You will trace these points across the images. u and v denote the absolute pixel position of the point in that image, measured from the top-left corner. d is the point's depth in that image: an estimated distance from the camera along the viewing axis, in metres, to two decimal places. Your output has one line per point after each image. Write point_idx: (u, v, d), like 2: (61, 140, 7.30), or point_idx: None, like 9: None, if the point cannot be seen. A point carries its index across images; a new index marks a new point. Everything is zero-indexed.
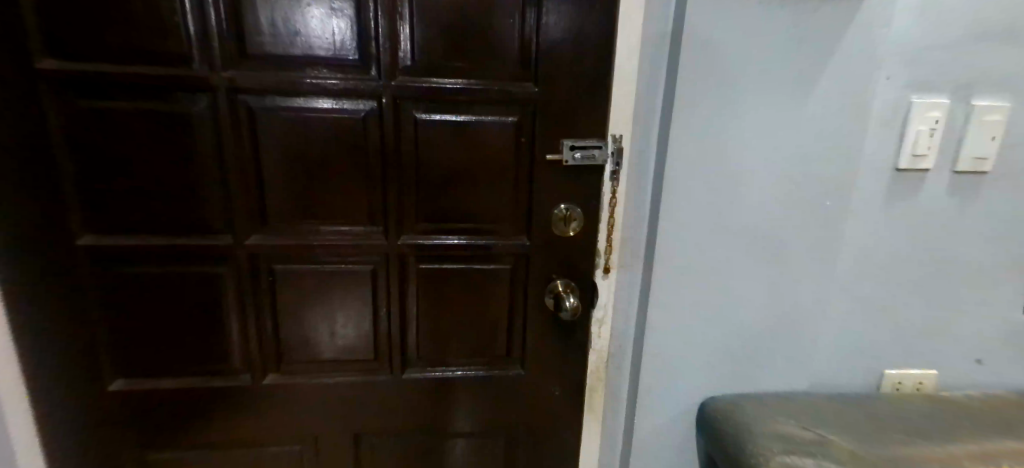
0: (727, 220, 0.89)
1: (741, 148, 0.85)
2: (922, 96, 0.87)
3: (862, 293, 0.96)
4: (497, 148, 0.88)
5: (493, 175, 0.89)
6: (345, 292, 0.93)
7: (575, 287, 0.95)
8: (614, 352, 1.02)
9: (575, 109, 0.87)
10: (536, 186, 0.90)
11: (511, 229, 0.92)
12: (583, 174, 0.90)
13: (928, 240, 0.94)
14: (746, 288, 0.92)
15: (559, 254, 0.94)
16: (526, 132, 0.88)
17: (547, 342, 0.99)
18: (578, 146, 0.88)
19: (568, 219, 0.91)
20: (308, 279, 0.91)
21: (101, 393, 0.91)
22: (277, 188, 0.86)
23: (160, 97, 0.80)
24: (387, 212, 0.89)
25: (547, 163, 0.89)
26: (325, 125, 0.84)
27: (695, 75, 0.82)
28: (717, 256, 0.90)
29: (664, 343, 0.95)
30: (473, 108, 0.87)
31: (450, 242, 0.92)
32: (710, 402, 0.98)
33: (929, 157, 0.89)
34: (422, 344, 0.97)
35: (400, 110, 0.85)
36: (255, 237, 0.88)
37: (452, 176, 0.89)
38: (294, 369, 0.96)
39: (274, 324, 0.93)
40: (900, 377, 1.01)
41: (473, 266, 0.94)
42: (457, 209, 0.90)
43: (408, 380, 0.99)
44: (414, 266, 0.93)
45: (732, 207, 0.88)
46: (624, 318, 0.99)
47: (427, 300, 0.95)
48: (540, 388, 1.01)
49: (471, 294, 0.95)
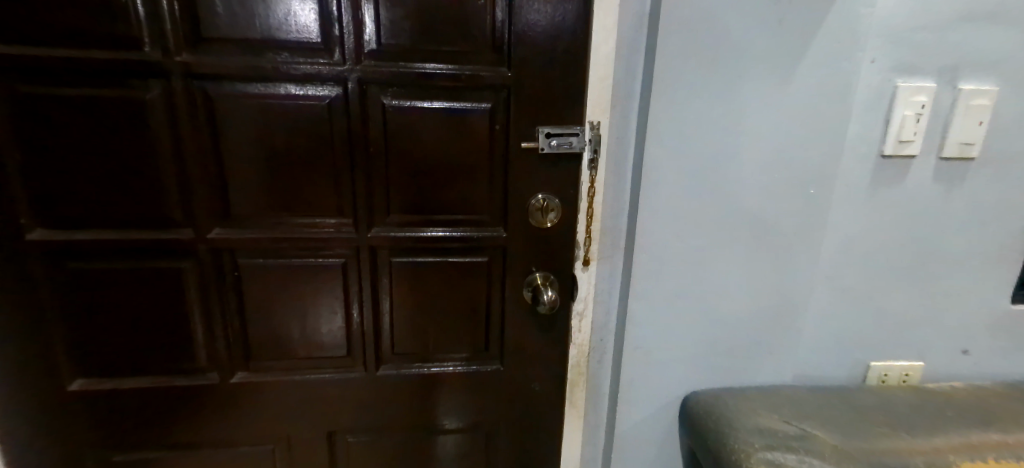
0: (709, 208, 0.86)
1: (722, 135, 0.82)
2: (907, 80, 0.84)
3: (847, 283, 0.94)
4: (470, 136, 0.85)
5: (467, 164, 0.86)
6: (314, 288, 0.89)
7: (553, 280, 0.92)
8: (595, 346, 0.99)
9: (551, 94, 0.83)
10: (512, 175, 0.87)
11: (487, 220, 0.89)
12: (561, 161, 0.86)
13: (913, 228, 0.91)
14: (728, 280, 0.90)
15: (538, 246, 0.90)
16: (500, 119, 0.84)
17: (526, 336, 0.96)
18: (554, 133, 0.84)
19: (546, 209, 0.88)
20: (275, 274, 0.88)
21: (60, 394, 0.87)
22: (240, 179, 0.82)
23: (111, 83, 0.76)
24: (356, 203, 0.86)
25: (523, 150, 0.85)
26: (289, 113, 0.80)
27: (674, 56, 0.78)
28: (699, 246, 0.88)
29: (646, 337, 0.92)
30: (444, 93, 0.83)
31: (423, 234, 0.88)
32: (692, 395, 0.95)
33: (916, 142, 0.86)
34: (397, 340, 0.94)
35: (367, 95, 0.82)
36: (219, 230, 0.84)
37: (424, 166, 0.85)
38: (264, 367, 0.92)
39: (241, 321, 0.89)
40: (886, 368, 1.00)
41: (449, 259, 0.91)
42: (430, 200, 0.87)
43: (382, 377, 0.96)
44: (387, 259, 0.90)
45: (714, 196, 0.85)
46: (604, 311, 0.96)
47: (401, 294, 0.92)
48: (519, 383, 0.98)
49: (447, 288, 0.92)
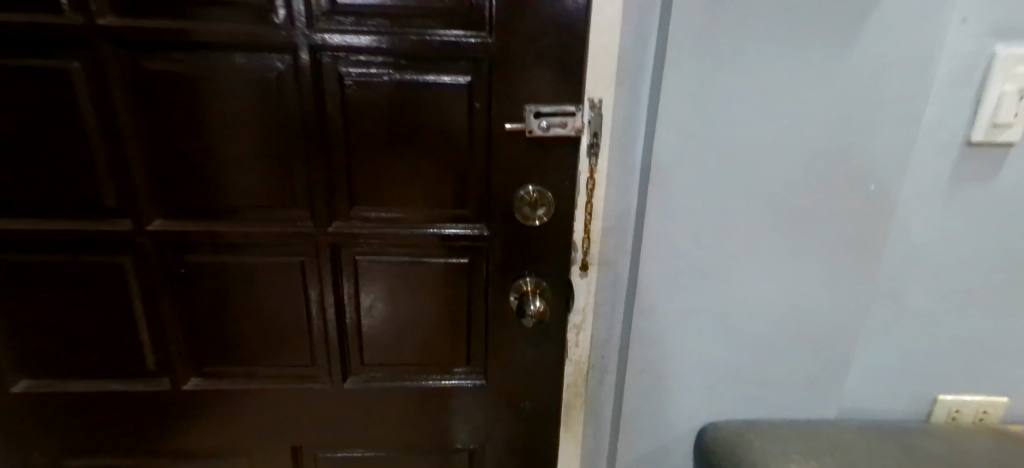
0: (736, 207, 0.69)
1: (758, 118, 0.65)
2: (1012, 45, 0.64)
3: (912, 303, 0.76)
4: (446, 117, 0.70)
5: (442, 151, 0.72)
6: (272, 289, 0.79)
7: (546, 288, 0.78)
8: (595, 363, 0.85)
9: (543, 64, 0.68)
10: (496, 162, 0.72)
11: (467, 215, 0.76)
12: (555, 146, 0.71)
13: (1005, 236, 0.72)
14: (759, 293, 0.74)
15: (527, 247, 0.76)
16: (481, 95, 0.70)
17: (514, 350, 0.82)
18: (545, 113, 0.69)
19: (536, 203, 0.74)
20: (228, 273, 0.77)
21: (5, 394, 0.81)
22: (179, 165, 0.71)
23: (28, 51, 0.65)
24: (314, 194, 0.74)
25: (508, 133, 0.71)
26: (233, 87, 0.68)
27: (701, 14, 0.61)
28: (721, 253, 0.72)
29: (655, 359, 0.77)
30: (414, 63, 0.68)
31: (393, 232, 0.76)
32: (709, 428, 0.80)
33: (1015, 126, 0.67)
34: (367, 350, 0.83)
35: (321, 67, 0.68)
36: (161, 221, 0.74)
37: (391, 152, 0.72)
38: (219, 374, 0.83)
39: (191, 323, 0.80)
40: (957, 405, 0.81)
41: (423, 260, 0.78)
42: (400, 191, 0.74)
43: (350, 391, 0.85)
44: (351, 258, 0.78)
45: (742, 192, 0.69)
46: (607, 325, 0.81)
47: (371, 298, 0.80)
48: (507, 405, 0.85)
49: (422, 293, 0.80)
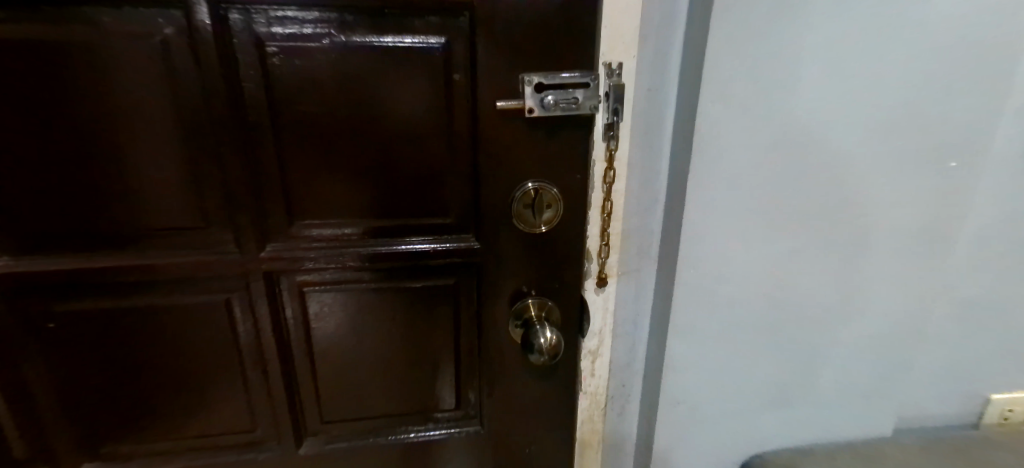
0: (793, 198, 0.55)
1: (824, 82, 0.50)
2: None
3: (973, 296, 0.65)
4: (415, 96, 0.52)
5: (412, 142, 0.53)
6: (188, 340, 0.58)
7: (553, 310, 0.62)
8: (614, 394, 0.71)
9: (544, 17, 0.50)
10: (484, 154, 0.55)
11: (450, 225, 0.58)
12: (561, 129, 0.54)
13: None
14: (814, 299, 0.60)
15: (529, 261, 0.60)
16: (460, 64, 0.51)
17: (516, 388, 0.66)
18: (548, 85, 0.52)
19: (540, 204, 0.57)
20: (121, 323, 0.56)
21: None
22: (28, 178, 0.49)
23: None
24: (236, 209, 0.54)
25: (500, 113, 0.53)
26: (98, 60, 0.46)
27: None
28: (773, 255, 0.58)
29: (690, 385, 0.64)
30: (365, 20, 0.49)
31: (351, 252, 0.57)
32: (754, 460, 0.69)
33: None
34: (327, 403, 0.64)
35: (230, 28, 0.47)
36: (9, 260, 0.52)
37: (341, 146, 0.53)
38: (123, 454, 0.62)
39: (73, 394, 0.58)
40: (1012, 403, 0.72)
41: (394, 286, 0.60)
42: (358, 200, 0.55)
43: (307, 455, 0.66)
44: (295, 289, 0.59)
45: (802, 178, 0.54)
46: (628, 345, 0.67)
47: (327, 339, 0.61)
48: (506, 452, 0.69)
49: (394, 326, 0.62)
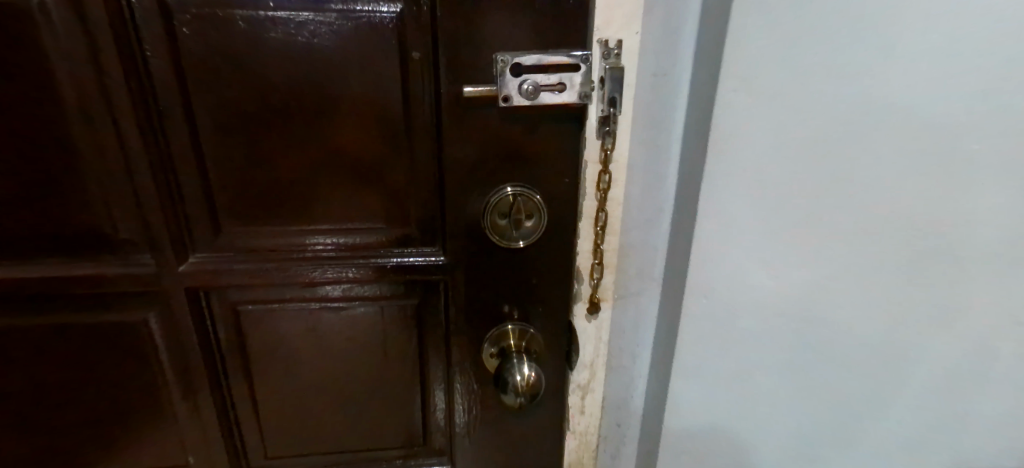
0: (851, 219, 0.42)
1: (903, 63, 0.37)
2: None
3: None
4: (362, 78, 0.42)
5: (361, 134, 0.44)
6: (103, 365, 0.50)
7: (536, 338, 0.52)
8: (608, 435, 0.63)
9: None
10: (450, 152, 0.45)
11: (410, 235, 0.48)
12: (544, 123, 0.44)
13: None
14: (874, 349, 0.46)
15: (505, 281, 0.50)
16: (417, 38, 0.41)
17: (490, 426, 0.57)
18: (528, 67, 0.42)
19: (517, 213, 0.47)
20: (22, 345, 0.47)
21: None
22: None
23: None
24: (148, 213, 0.44)
25: (468, 102, 0.43)
26: None
27: None
28: (820, 289, 0.45)
29: (699, 435, 0.54)
30: None
31: (292, 265, 0.48)
32: None
33: None
34: (271, 437, 0.55)
35: None
36: None
37: (274, 139, 0.43)
38: None
39: None
40: None
41: (346, 304, 0.51)
42: (296, 205, 0.46)
43: None
44: (227, 307, 0.49)
45: (855, 194, 0.41)
46: (624, 382, 0.59)
47: (268, 365, 0.52)
48: None
49: (348, 351, 0.52)
